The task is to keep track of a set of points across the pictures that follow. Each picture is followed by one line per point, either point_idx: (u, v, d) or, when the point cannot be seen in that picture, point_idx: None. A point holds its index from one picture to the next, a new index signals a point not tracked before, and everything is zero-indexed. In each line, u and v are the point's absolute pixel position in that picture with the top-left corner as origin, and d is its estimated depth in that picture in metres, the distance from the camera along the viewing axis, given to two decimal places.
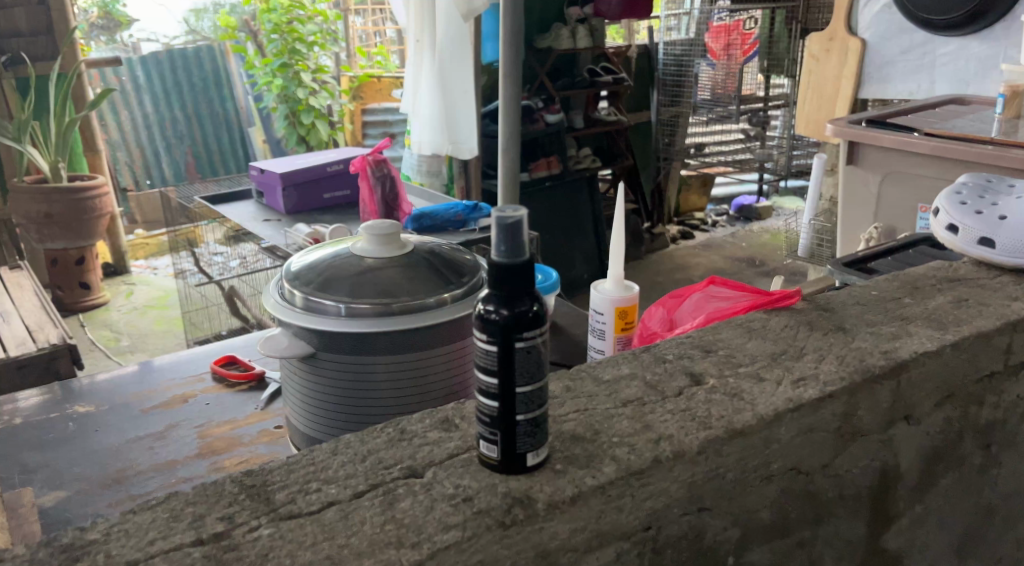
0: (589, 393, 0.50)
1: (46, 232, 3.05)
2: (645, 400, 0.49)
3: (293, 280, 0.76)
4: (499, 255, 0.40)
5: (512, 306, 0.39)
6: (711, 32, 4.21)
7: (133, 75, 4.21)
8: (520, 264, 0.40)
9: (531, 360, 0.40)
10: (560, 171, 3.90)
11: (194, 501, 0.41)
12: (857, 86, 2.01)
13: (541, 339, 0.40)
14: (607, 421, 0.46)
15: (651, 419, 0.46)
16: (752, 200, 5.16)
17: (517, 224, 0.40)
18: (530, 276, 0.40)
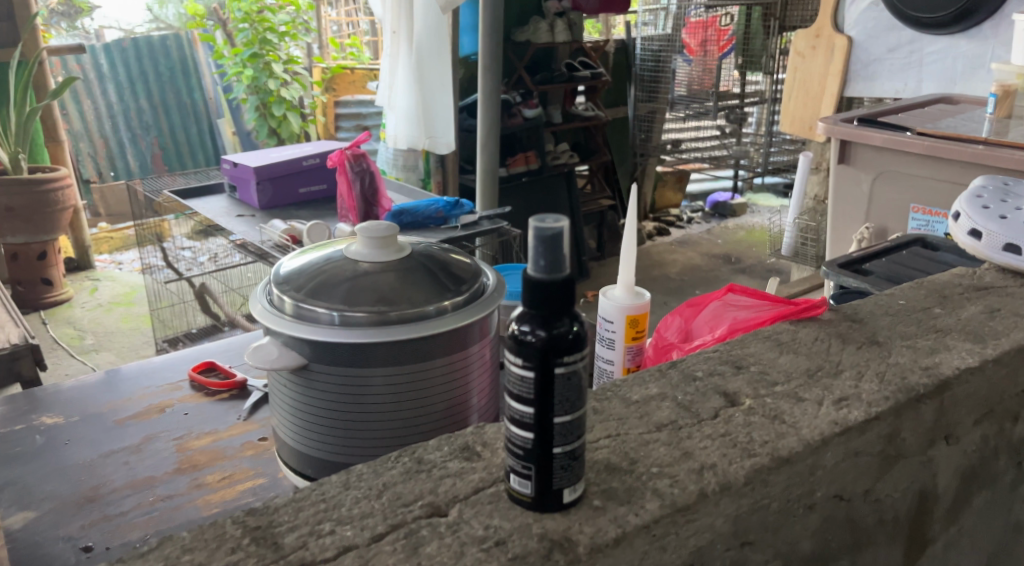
0: (619, 417, 0.46)
1: (6, 225, 2.93)
2: (680, 424, 0.45)
3: (282, 285, 0.71)
4: (537, 268, 0.36)
5: (549, 329, 0.35)
6: (688, 27, 4.24)
7: (96, 63, 4.07)
8: (559, 281, 0.36)
9: (572, 388, 0.36)
10: (538, 166, 3.86)
11: (192, 546, 0.38)
12: (844, 84, 2.00)
13: (582, 362, 0.36)
14: (643, 448, 0.43)
15: (690, 446, 0.43)
16: (727, 197, 5.18)
17: (557, 236, 0.35)
18: (569, 292, 0.36)
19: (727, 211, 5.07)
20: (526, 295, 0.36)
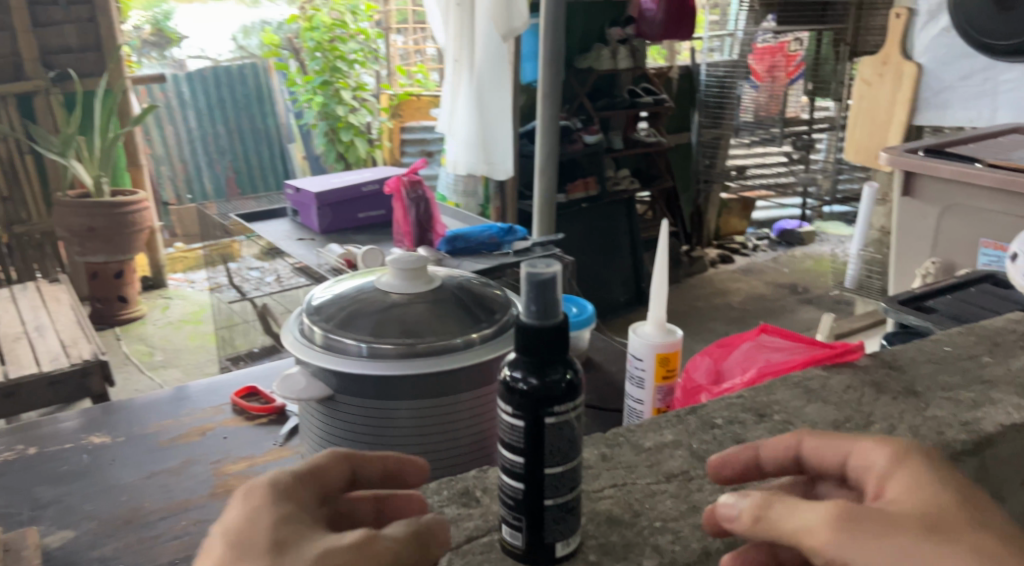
0: (628, 464, 0.58)
1: (88, 245, 3.09)
2: (686, 476, 0.56)
3: (314, 315, 0.73)
4: (531, 314, 0.46)
5: (540, 390, 0.44)
6: (756, 53, 4.18)
7: (178, 90, 4.28)
8: (549, 325, 0.45)
9: (560, 435, 0.45)
10: (597, 191, 3.85)
11: None
12: (913, 112, 1.93)
13: (571, 413, 0.45)
14: (650, 500, 0.54)
15: (693, 500, 0.54)
16: (795, 224, 5.05)
17: (550, 284, 0.46)
18: (558, 336, 0.45)
19: (795, 240, 4.94)
20: (525, 338, 0.45)
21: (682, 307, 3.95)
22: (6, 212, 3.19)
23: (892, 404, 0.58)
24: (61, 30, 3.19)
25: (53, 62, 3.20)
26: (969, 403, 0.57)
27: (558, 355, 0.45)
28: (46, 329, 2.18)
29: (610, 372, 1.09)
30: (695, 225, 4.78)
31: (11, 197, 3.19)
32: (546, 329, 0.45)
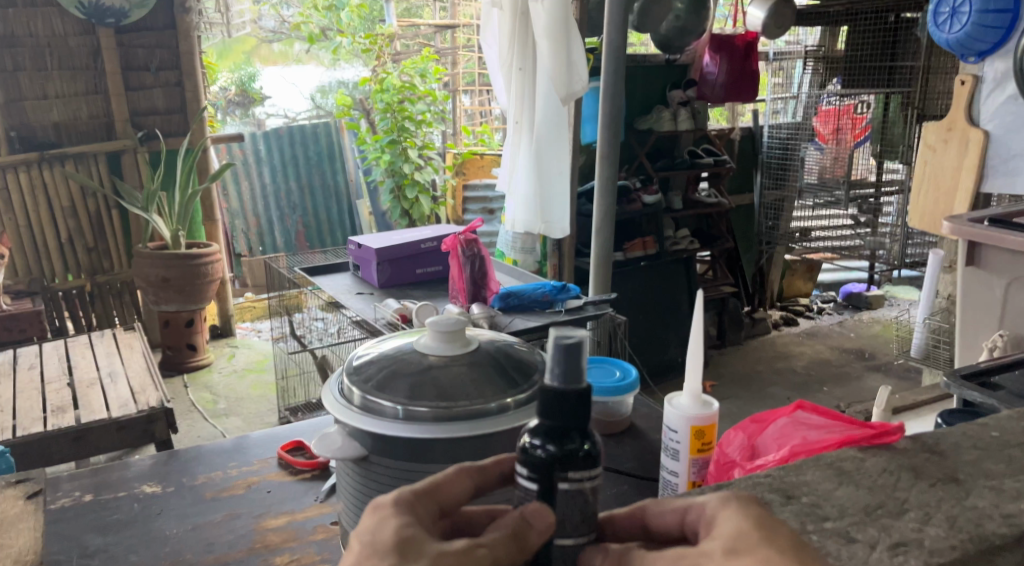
0: None
1: (162, 294, 3.23)
2: None
3: (354, 376, 0.75)
4: (557, 376, 0.51)
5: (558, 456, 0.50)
6: (820, 116, 4.16)
7: (256, 148, 4.51)
8: (573, 388, 0.50)
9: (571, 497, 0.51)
10: (656, 250, 3.83)
11: None
12: (980, 179, 1.88)
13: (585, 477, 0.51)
14: None
15: None
16: (862, 288, 4.91)
17: (577, 355, 0.51)
18: (579, 401, 0.51)
19: (862, 303, 4.80)
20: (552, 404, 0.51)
21: (742, 370, 3.86)
22: (91, 262, 3.38)
23: (930, 491, 0.56)
24: (150, 94, 3.42)
25: (141, 123, 3.43)
26: (1012, 495, 0.56)
27: (576, 426, 0.50)
28: (117, 376, 2.28)
29: (654, 439, 1.08)
30: (756, 286, 4.71)
31: (95, 248, 3.38)
32: (568, 401, 0.50)
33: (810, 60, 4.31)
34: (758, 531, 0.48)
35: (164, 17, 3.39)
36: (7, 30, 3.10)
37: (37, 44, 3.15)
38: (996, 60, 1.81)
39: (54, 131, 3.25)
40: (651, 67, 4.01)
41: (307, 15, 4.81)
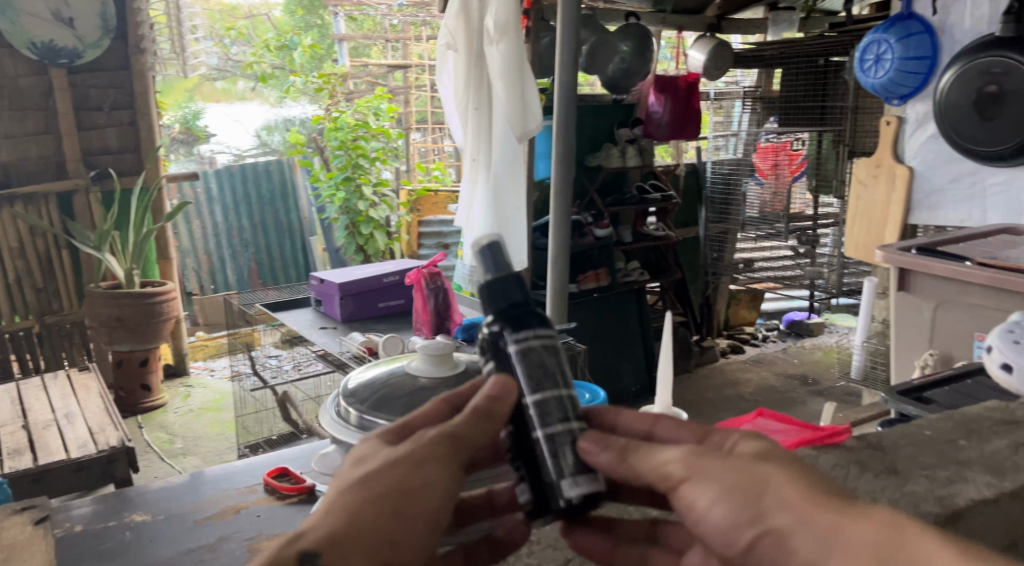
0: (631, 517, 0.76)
1: (115, 334, 3.19)
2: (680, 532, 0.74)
3: (350, 397, 0.80)
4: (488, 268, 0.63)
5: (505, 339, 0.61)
6: (758, 152, 4.38)
7: (208, 187, 4.50)
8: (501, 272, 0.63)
9: (535, 365, 0.60)
10: (608, 282, 3.96)
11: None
12: (907, 212, 2.04)
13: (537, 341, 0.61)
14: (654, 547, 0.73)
15: None
16: (804, 316, 5.11)
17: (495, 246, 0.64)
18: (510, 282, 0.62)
19: (803, 331, 4.99)
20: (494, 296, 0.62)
21: (694, 397, 3.97)
22: (40, 303, 3.33)
23: (876, 481, 0.64)
24: (103, 133, 3.40)
25: (94, 162, 3.41)
26: (944, 481, 0.64)
27: (523, 305, 0.61)
28: (74, 417, 2.25)
29: None
30: (704, 316, 4.94)
31: (45, 289, 3.34)
32: (515, 291, 0.62)
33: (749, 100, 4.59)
34: (792, 461, 0.57)
35: (118, 56, 3.41)
36: None
37: None
38: (917, 102, 1.97)
39: (4, 171, 3.22)
40: (599, 107, 4.18)
41: (259, 54, 4.91)
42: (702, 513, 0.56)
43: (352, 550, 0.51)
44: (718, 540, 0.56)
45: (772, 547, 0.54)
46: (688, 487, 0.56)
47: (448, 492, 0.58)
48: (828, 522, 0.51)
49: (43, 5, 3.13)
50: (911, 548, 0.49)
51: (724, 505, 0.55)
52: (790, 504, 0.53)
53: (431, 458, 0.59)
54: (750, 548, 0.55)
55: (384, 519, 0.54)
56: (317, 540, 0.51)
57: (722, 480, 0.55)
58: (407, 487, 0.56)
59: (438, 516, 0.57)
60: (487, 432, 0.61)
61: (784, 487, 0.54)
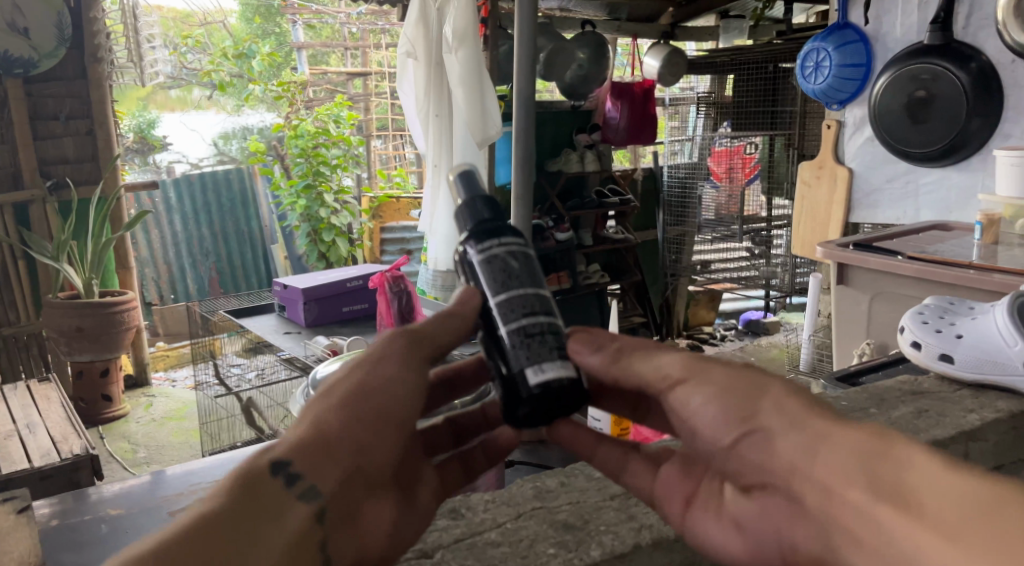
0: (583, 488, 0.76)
1: (75, 344, 3.16)
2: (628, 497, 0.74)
3: None
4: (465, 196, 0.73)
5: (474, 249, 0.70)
6: (714, 156, 4.47)
7: (166, 197, 4.46)
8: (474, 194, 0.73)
9: (499, 266, 0.68)
10: (570, 285, 4.08)
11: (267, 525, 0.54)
12: (849, 209, 2.15)
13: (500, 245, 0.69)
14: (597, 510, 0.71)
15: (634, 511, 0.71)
16: (760, 315, 5.25)
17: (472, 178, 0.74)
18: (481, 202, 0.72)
19: (760, 329, 5.08)
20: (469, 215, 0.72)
21: None
22: None
23: None
24: (60, 143, 3.37)
25: (50, 172, 3.37)
26: None
27: (488, 218, 0.70)
28: (35, 426, 2.25)
29: None
30: (664, 317, 5.12)
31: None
32: (481, 209, 0.72)
33: (703, 106, 4.65)
34: (796, 382, 0.65)
35: (76, 66, 3.38)
36: None
37: None
38: (854, 107, 2.07)
39: None
40: (558, 113, 4.25)
41: (217, 63, 4.87)
42: (695, 414, 0.65)
43: (322, 453, 0.58)
44: (708, 436, 0.65)
45: (755, 445, 0.62)
46: (685, 386, 0.65)
47: (416, 385, 0.64)
48: (822, 428, 0.58)
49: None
50: (896, 451, 0.55)
51: (716, 405, 0.63)
52: (778, 407, 0.61)
53: (392, 355, 0.64)
54: (734, 444, 0.63)
55: (353, 423, 0.60)
56: (289, 447, 0.58)
57: (720, 383, 0.64)
58: (376, 388, 0.62)
59: (411, 408, 0.63)
60: (456, 331, 0.67)
61: (780, 396, 0.61)
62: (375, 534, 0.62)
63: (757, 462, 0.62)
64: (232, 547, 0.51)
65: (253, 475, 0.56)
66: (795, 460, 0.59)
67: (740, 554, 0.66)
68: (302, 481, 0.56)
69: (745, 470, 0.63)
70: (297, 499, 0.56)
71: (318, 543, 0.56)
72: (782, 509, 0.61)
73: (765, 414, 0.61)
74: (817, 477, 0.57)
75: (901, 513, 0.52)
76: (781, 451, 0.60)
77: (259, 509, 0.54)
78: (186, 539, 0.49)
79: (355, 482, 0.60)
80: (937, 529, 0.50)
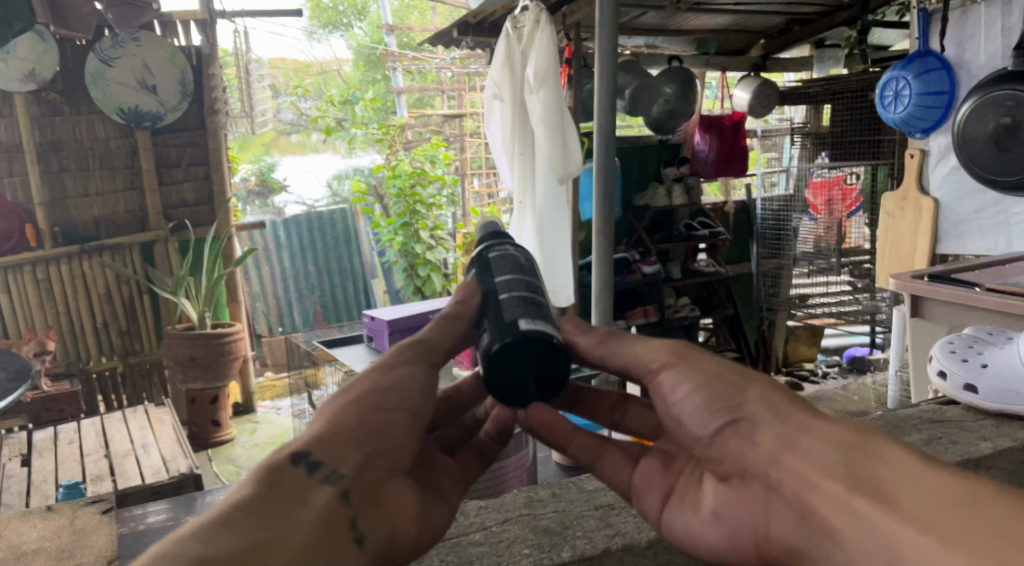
0: (572, 498, 0.89)
1: (189, 373, 3.44)
2: (613, 504, 0.86)
3: None
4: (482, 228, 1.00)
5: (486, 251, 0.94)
6: (812, 187, 4.36)
7: (276, 235, 4.79)
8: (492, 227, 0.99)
9: (504, 262, 0.91)
10: (657, 318, 4.01)
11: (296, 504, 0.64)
12: (935, 242, 2.08)
13: (505, 249, 0.93)
14: (578, 518, 0.84)
15: (613, 519, 0.83)
16: (865, 351, 4.99)
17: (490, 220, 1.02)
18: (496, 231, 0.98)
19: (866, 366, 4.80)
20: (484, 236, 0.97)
21: None
22: (123, 344, 3.64)
23: None
24: (180, 188, 3.72)
25: (172, 215, 3.71)
26: None
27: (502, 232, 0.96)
28: (150, 445, 2.47)
29: None
30: (760, 352, 4.97)
31: (127, 331, 3.64)
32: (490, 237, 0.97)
33: (797, 136, 4.54)
34: (778, 387, 0.79)
35: (196, 117, 3.70)
36: (55, 135, 3.39)
37: (81, 147, 3.45)
38: (938, 135, 2.02)
39: (93, 225, 3.54)
40: (646, 147, 4.29)
41: (324, 108, 5.18)
42: (681, 402, 0.81)
43: (337, 444, 0.70)
44: (696, 423, 0.80)
45: (739, 431, 0.76)
46: (671, 375, 0.81)
47: (412, 385, 0.78)
48: (800, 422, 0.73)
49: (130, 74, 3.45)
50: (874, 446, 0.69)
51: (704, 391, 0.79)
52: (765, 402, 0.76)
53: (397, 362, 0.80)
54: (719, 430, 0.77)
55: (359, 420, 0.73)
56: (305, 445, 0.69)
57: (708, 372, 0.80)
58: (375, 392, 0.76)
59: (412, 404, 0.77)
60: (461, 330, 0.87)
61: (764, 394, 0.77)
62: (405, 517, 0.71)
63: (738, 451, 0.75)
64: (265, 518, 0.61)
65: (279, 470, 0.66)
66: (778, 451, 0.73)
67: (719, 545, 0.75)
68: (322, 467, 0.67)
69: (728, 458, 0.77)
70: (321, 482, 0.66)
71: (348, 516, 0.66)
72: (759, 497, 0.73)
73: (753, 410, 0.76)
74: (791, 465, 0.71)
75: (878, 504, 0.64)
76: (764, 441, 0.74)
77: (287, 491, 0.65)
78: (229, 514, 0.59)
79: (375, 467, 0.71)
80: (910, 517, 0.62)
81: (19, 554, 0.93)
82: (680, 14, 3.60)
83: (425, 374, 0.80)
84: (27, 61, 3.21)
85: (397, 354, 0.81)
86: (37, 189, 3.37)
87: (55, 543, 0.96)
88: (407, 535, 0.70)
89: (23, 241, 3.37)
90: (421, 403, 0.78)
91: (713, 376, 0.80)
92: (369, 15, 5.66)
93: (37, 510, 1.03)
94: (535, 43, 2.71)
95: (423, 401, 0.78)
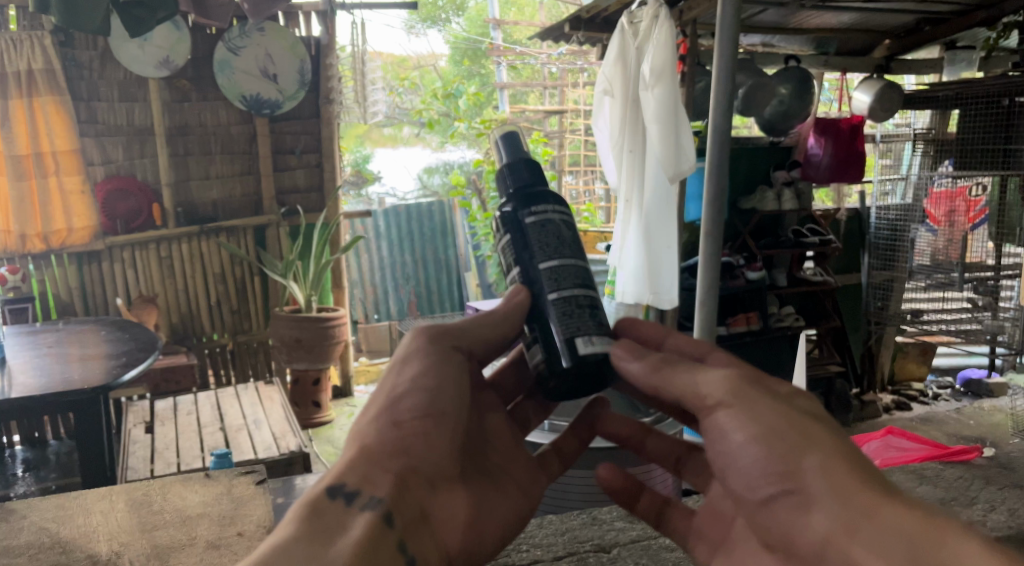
0: None
1: (294, 353, 3.56)
2: None
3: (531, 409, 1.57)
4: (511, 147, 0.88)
5: (513, 215, 0.83)
6: (931, 198, 4.12)
7: (376, 224, 4.88)
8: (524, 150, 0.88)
9: (551, 228, 0.82)
10: (760, 326, 3.89)
11: (331, 546, 0.63)
12: None
13: (551, 209, 0.83)
14: None
15: None
16: (982, 374, 4.69)
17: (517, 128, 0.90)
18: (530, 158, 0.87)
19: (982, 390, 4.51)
20: (523, 170, 0.85)
21: None
22: (234, 322, 3.80)
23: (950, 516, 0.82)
24: (293, 174, 3.86)
25: (285, 200, 3.86)
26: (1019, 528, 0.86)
27: (540, 173, 0.86)
28: (261, 422, 2.57)
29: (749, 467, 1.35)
30: (866, 366, 4.68)
31: (238, 310, 3.81)
32: (515, 173, 0.85)
33: (919, 143, 4.26)
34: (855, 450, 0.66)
35: (311, 107, 3.83)
36: (182, 120, 3.57)
37: (205, 132, 3.62)
38: None
39: (212, 207, 3.71)
40: (756, 149, 4.13)
41: (428, 102, 5.18)
42: (734, 454, 0.69)
43: (369, 468, 0.70)
44: (747, 479, 0.69)
45: (790, 502, 0.66)
46: (725, 423, 0.69)
47: (430, 386, 0.75)
48: (865, 506, 0.60)
49: (253, 63, 3.58)
50: (951, 545, 0.56)
51: (756, 448, 0.67)
52: (827, 474, 0.63)
53: (417, 350, 0.77)
54: (773, 496, 0.67)
55: (385, 435, 0.72)
56: (336, 475, 0.69)
57: (764, 425, 0.67)
58: (396, 401, 0.73)
59: (432, 408, 0.74)
60: (500, 329, 0.81)
61: (830, 461, 0.64)
62: (451, 524, 0.73)
63: (792, 519, 0.66)
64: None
65: (315, 508, 0.66)
66: (836, 534, 0.62)
67: None
68: (360, 496, 0.67)
69: (776, 526, 0.68)
70: (361, 510, 0.66)
71: (394, 540, 0.67)
72: None
73: (807, 484, 0.64)
74: (850, 554, 0.61)
75: None
76: (819, 522, 0.63)
77: (326, 529, 0.65)
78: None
79: (415, 484, 0.71)
80: None
81: (186, 517, 0.99)
82: (802, 12, 3.46)
83: (442, 369, 0.76)
84: (161, 48, 3.39)
85: (410, 347, 0.77)
86: (164, 170, 3.55)
87: (216, 509, 1.01)
88: (455, 538, 0.73)
89: (149, 219, 3.55)
90: (454, 400, 0.75)
91: (771, 428, 0.67)
92: (467, 10, 5.64)
93: (196, 476, 1.10)
94: (653, 38, 2.61)
95: (446, 400, 0.74)
